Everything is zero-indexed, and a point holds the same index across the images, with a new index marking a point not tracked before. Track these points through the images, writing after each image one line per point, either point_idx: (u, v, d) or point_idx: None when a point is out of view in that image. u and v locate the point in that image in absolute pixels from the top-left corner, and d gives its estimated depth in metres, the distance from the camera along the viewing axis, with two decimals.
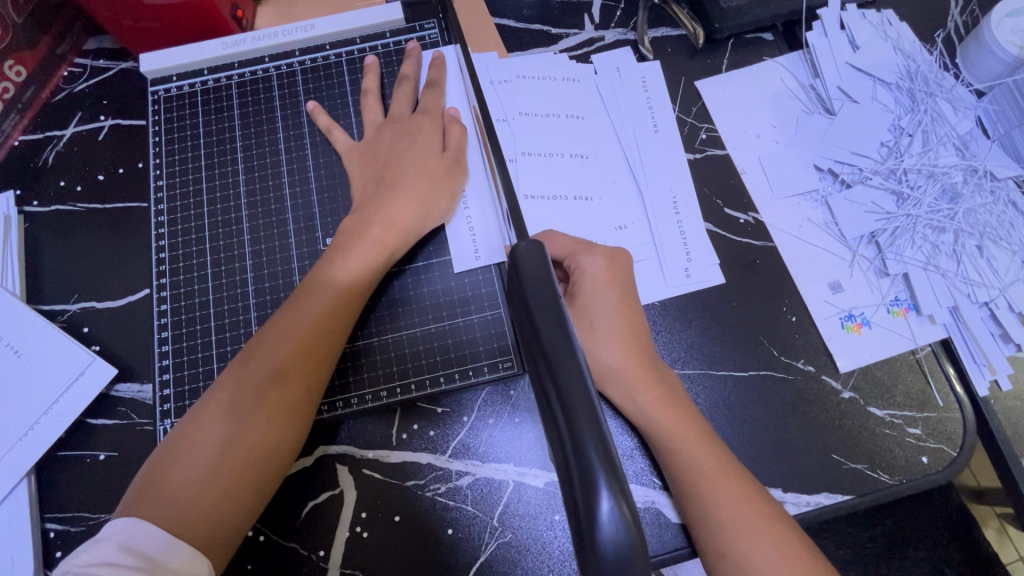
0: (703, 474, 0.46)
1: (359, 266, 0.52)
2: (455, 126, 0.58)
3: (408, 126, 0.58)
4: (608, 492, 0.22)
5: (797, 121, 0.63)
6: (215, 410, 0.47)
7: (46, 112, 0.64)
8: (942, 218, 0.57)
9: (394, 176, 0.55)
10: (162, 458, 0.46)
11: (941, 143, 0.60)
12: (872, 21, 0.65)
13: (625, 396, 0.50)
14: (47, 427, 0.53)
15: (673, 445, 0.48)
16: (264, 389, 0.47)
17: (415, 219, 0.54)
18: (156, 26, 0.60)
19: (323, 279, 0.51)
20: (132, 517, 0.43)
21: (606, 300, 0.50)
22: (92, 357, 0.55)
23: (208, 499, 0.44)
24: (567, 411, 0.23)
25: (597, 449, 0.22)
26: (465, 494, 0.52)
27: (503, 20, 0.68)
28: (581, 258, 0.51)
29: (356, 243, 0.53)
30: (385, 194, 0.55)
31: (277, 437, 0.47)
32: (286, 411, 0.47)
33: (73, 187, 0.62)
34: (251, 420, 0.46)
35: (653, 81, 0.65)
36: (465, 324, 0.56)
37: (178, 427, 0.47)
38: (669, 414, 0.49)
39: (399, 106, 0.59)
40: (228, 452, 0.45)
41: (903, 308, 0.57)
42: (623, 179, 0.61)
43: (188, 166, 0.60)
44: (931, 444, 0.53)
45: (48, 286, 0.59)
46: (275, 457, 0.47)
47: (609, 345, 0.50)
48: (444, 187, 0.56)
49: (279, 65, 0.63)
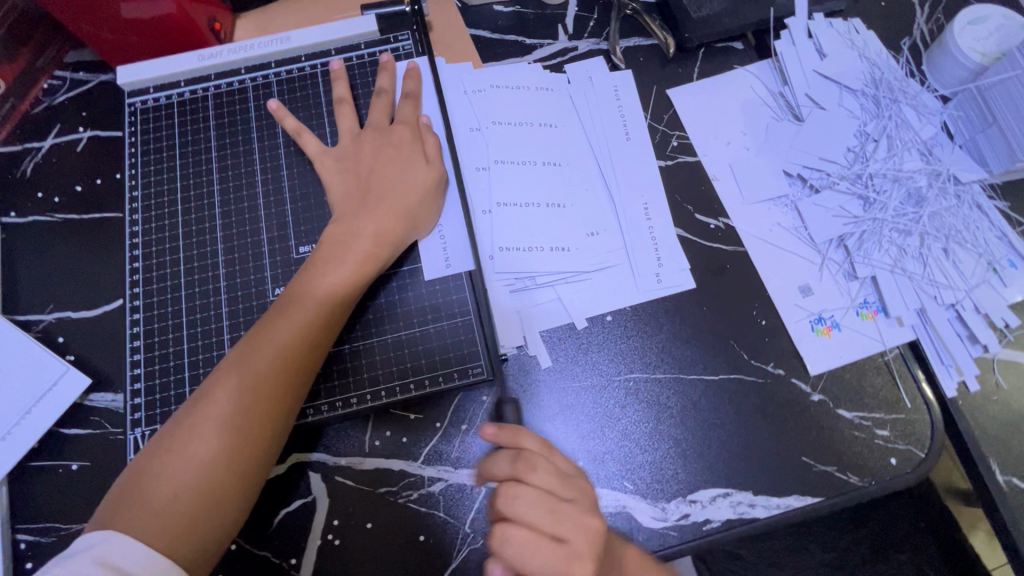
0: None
1: (342, 278, 0.52)
2: (429, 136, 0.58)
3: (388, 134, 0.59)
4: None
5: (766, 128, 0.64)
6: (197, 422, 0.47)
7: (24, 124, 0.64)
8: (907, 222, 0.58)
9: (377, 189, 0.56)
10: (142, 472, 0.45)
11: (905, 148, 0.61)
12: (839, 31, 0.66)
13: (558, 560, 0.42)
14: (19, 438, 0.53)
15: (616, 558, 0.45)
16: (244, 403, 0.47)
17: (396, 230, 0.55)
18: (133, 39, 0.61)
19: (306, 291, 0.52)
20: (110, 532, 0.43)
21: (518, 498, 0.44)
22: (66, 367, 0.55)
23: (192, 513, 0.44)
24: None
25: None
26: (437, 501, 0.52)
27: (478, 31, 0.69)
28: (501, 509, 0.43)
29: (335, 253, 0.53)
30: (368, 207, 0.55)
31: (262, 447, 0.47)
32: (267, 424, 0.48)
33: (51, 199, 0.62)
34: (231, 434, 0.46)
35: (625, 90, 0.66)
36: (437, 330, 0.56)
37: (160, 437, 0.47)
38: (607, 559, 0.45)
39: (376, 116, 0.60)
40: (212, 464, 0.46)
41: (871, 310, 0.57)
42: (595, 186, 0.62)
43: (164, 176, 0.61)
44: (901, 446, 0.53)
45: (24, 297, 0.59)
46: (258, 469, 0.47)
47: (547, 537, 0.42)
48: (426, 199, 0.57)
49: (256, 77, 0.64)
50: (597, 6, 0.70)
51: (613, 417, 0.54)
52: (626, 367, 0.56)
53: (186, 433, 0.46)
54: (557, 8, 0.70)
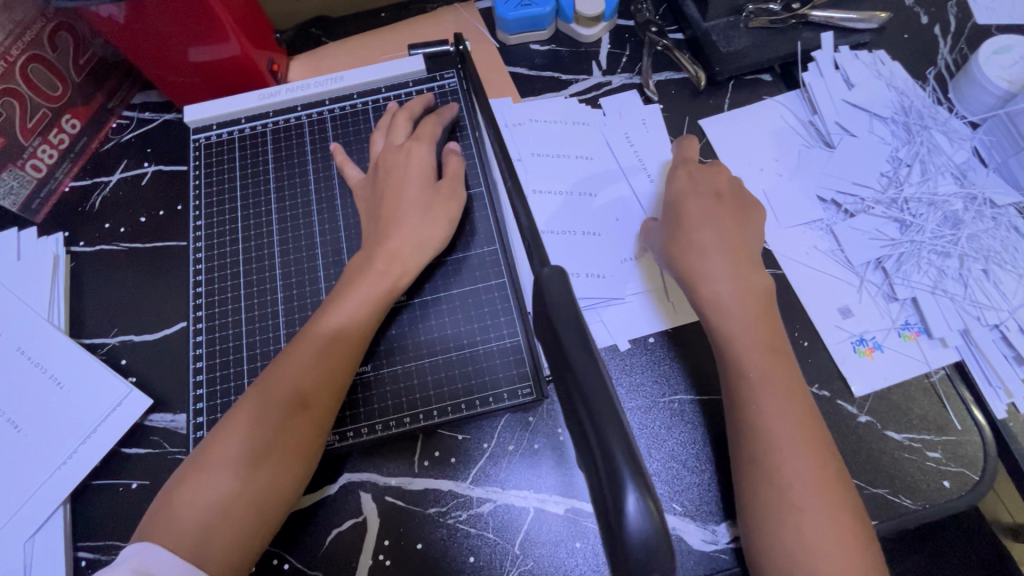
0: (786, 453, 0.46)
1: (359, 310, 0.54)
2: (452, 158, 0.62)
3: (401, 153, 0.61)
4: (635, 490, 0.23)
5: (798, 155, 0.66)
6: (225, 442, 0.48)
7: (95, 160, 0.69)
8: (945, 244, 0.60)
9: (387, 212, 0.58)
10: (172, 490, 0.47)
11: (939, 173, 0.63)
12: (865, 62, 0.69)
13: (713, 288, 0.53)
14: (84, 456, 0.55)
15: (758, 421, 0.48)
16: (259, 439, 0.48)
17: (415, 250, 0.57)
18: (197, 80, 0.66)
19: (317, 326, 0.53)
20: (144, 542, 0.44)
21: (701, 200, 0.57)
22: (130, 389, 0.57)
23: (220, 532, 0.45)
24: (596, 427, 0.25)
25: (622, 452, 0.24)
26: (486, 521, 0.53)
27: (517, 69, 0.73)
28: (675, 172, 0.61)
29: (361, 278, 0.55)
30: (386, 228, 0.58)
31: (287, 469, 0.48)
32: (294, 447, 0.49)
33: (118, 229, 0.66)
34: (239, 471, 0.47)
35: (638, 137, 0.68)
36: (485, 351, 0.57)
37: (179, 470, 0.49)
38: (768, 356, 0.50)
39: (390, 137, 0.63)
40: (241, 484, 0.47)
41: (914, 331, 0.58)
42: (632, 211, 0.64)
43: (225, 206, 0.64)
44: (953, 468, 0.53)
45: (91, 322, 0.62)
46: (282, 493, 0.48)
47: (697, 244, 0.55)
48: (438, 213, 0.59)
49: (311, 113, 0.68)
50: (629, 44, 0.74)
51: (659, 437, 0.55)
52: (671, 389, 0.56)
53: (214, 452, 0.48)
54: (591, 46, 0.74)
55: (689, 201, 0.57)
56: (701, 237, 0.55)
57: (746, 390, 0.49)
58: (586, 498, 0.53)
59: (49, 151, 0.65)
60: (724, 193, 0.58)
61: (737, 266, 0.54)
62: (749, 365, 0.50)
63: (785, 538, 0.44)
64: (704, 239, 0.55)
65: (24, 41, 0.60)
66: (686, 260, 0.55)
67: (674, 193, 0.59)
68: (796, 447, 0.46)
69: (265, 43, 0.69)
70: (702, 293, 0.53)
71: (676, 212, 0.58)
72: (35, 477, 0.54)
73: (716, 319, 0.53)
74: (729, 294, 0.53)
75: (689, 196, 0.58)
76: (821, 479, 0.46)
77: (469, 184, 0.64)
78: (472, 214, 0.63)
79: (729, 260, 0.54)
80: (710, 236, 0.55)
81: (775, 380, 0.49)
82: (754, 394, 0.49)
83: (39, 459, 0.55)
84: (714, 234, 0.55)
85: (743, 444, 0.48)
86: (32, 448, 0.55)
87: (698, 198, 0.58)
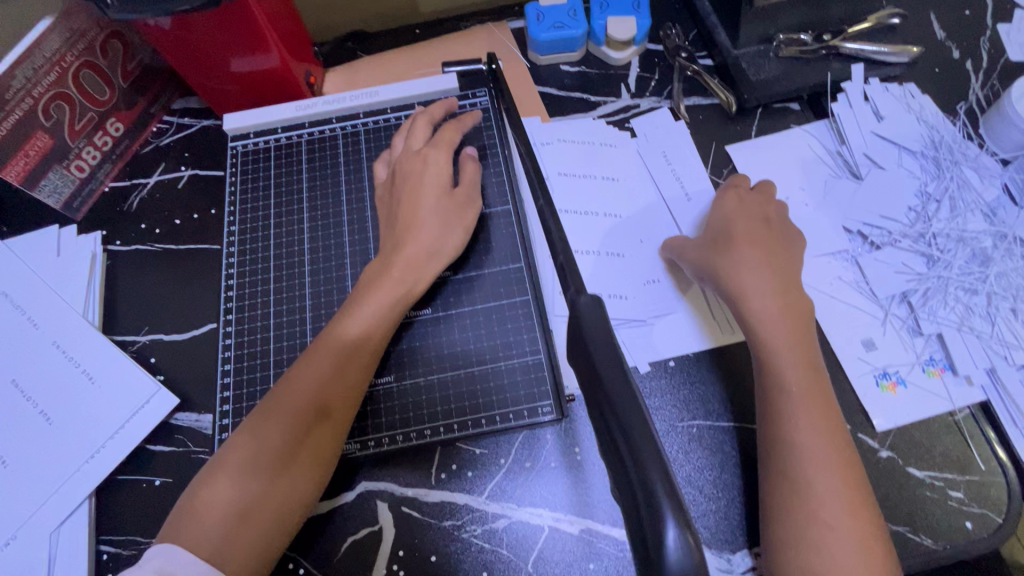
0: (819, 474, 0.46)
1: (379, 316, 0.55)
2: (469, 163, 0.63)
3: (418, 157, 0.62)
4: (676, 524, 0.23)
5: (825, 185, 0.66)
6: (246, 446, 0.49)
7: (134, 162, 0.71)
8: (973, 280, 0.59)
9: (404, 219, 0.59)
10: (194, 491, 0.48)
11: (968, 210, 0.63)
12: (894, 95, 0.69)
13: (754, 305, 0.53)
14: (112, 451, 0.57)
15: (794, 440, 0.48)
16: (280, 443, 0.49)
17: (430, 259, 0.58)
18: (235, 88, 0.68)
19: (338, 332, 0.54)
20: (167, 541, 0.45)
21: (746, 221, 0.58)
22: (158, 387, 0.59)
23: (241, 534, 0.46)
24: (635, 457, 0.25)
25: (663, 485, 0.24)
26: (500, 538, 0.53)
27: (546, 88, 0.75)
28: (722, 192, 0.61)
29: (382, 286, 0.56)
30: (406, 232, 0.59)
31: (307, 473, 0.49)
32: (314, 451, 0.50)
33: (153, 230, 0.68)
34: (260, 474, 0.48)
35: (675, 154, 0.69)
36: (507, 367, 0.58)
37: (201, 471, 0.50)
38: (806, 378, 0.50)
39: (409, 142, 0.64)
40: (262, 487, 0.48)
41: (939, 367, 0.57)
42: (656, 234, 0.65)
43: (259, 212, 0.66)
44: (975, 509, 0.52)
45: (123, 319, 0.64)
46: (302, 495, 0.49)
47: (738, 262, 0.55)
48: (456, 223, 0.60)
49: (345, 126, 0.70)
50: (658, 68, 0.75)
51: (676, 461, 0.55)
52: (688, 414, 0.56)
53: (236, 455, 0.49)
54: (620, 69, 0.75)
55: (734, 221, 0.58)
56: (744, 255, 0.55)
57: (784, 409, 0.49)
58: (601, 520, 0.53)
59: (93, 152, 0.68)
60: (771, 220, 0.58)
61: (779, 288, 0.54)
62: (789, 384, 0.50)
63: (811, 561, 0.44)
64: (749, 258, 0.55)
65: (78, 48, 0.62)
66: (732, 276, 0.55)
67: (720, 212, 0.60)
68: (830, 471, 0.46)
69: (303, 55, 0.71)
70: (749, 308, 0.53)
71: (720, 230, 0.58)
72: (63, 469, 0.56)
73: (759, 337, 0.52)
74: (774, 310, 0.53)
75: (732, 215, 0.59)
76: (853, 505, 0.45)
77: (498, 200, 0.65)
78: (500, 230, 0.64)
79: (773, 281, 0.54)
80: (755, 257, 0.55)
81: (815, 401, 0.49)
82: (795, 416, 0.48)
83: (68, 452, 0.56)
84: (760, 255, 0.55)
85: (778, 463, 0.48)
86: (63, 441, 0.57)
87: (741, 219, 0.58)
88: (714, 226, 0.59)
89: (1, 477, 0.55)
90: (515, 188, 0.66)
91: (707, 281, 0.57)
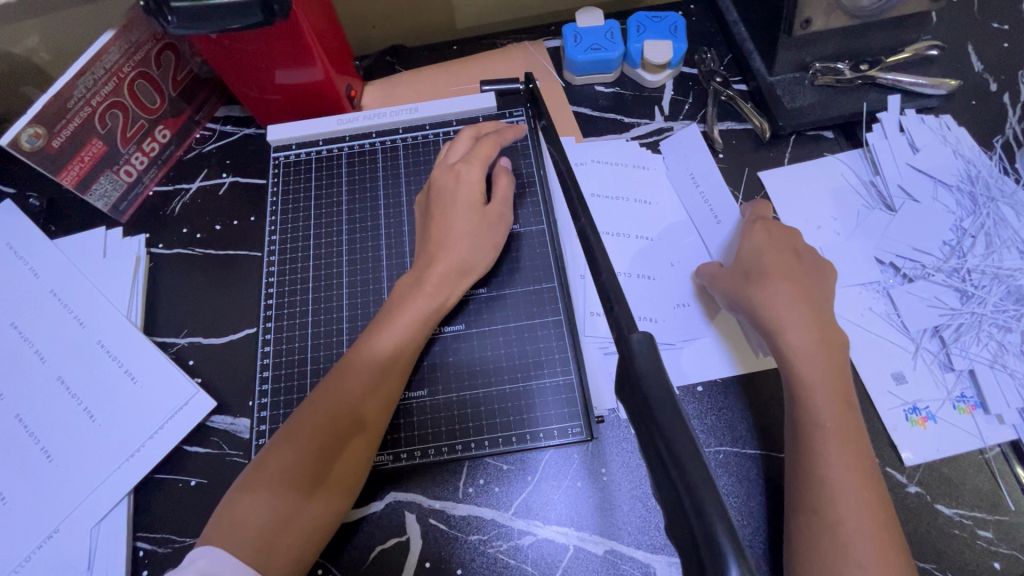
0: (850, 510, 0.46)
1: (412, 331, 0.57)
2: (503, 177, 0.64)
3: (452, 173, 0.63)
4: (737, 566, 0.23)
5: (858, 215, 0.66)
6: (283, 456, 0.50)
7: (178, 168, 0.73)
8: (1007, 318, 0.59)
9: (440, 233, 0.61)
10: (233, 498, 0.49)
11: (1004, 247, 0.63)
12: (931, 127, 0.69)
13: (787, 336, 0.54)
14: (151, 450, 0.58)
15: (825, 473, 0.48)
16: (317, 453, 0.50)
17: (462, 276, 0.60)
18: (277, 99, 0.70)
19: (371, 345, 0.55)
20: (208, 544, 0.47)
21: (776, 252, 0.59)
22: (196, 390, 0.60)
23: (279, 542, 0.47)
24: (696, 502, 0.25)
25: (722, 527, 0.25)
26: (525, 554, 0.54)
27: (581, 108, 0.76)
28: (753, 222, 0.62)
29: (416, 299, 0.58)
30: (442, 247, 0.60)
31: (342, 484, 0.51)
32: (349, 463, 0.51)
33: (194, 234, 0.70)
34: (298, 484, 0.49)
35: (703, 175, 0.69)
36: (538, 386, 0.59)
37: (240, 478, 0.51)
38: (837, 413, 0.50)
39: (448, 154, 0.65)
40: (300, 496, 0.49)
41: (969, 405, 0.57)
42: (687, 257, 0.66)
43: (299, 223, 0.68)
44: (1004, 550, 0.52)
45: (163, 321, 0.66)
46: (337, 505, 0.51)
47: (770, 294, 0.56)
48: (487, 239, 0.61)
49: (385, 140, 0.72)
50: (692, 92, 0.75)
51: None
52: (715, 440, 0.57)
53: (273, 464, 0.50)
54: (655, 92, 0.76)
55: (767, 252, 0.59)
56: (776, 287, 0.56)
57: (814, 443, 0.49)
58: (626, 542, 0.54)
59: (141, 158, 0.70)
60: (801, 252, 0.59)
61: (812, 319, 0.54)
62: (819, 419, 0.50)
63: None
64: (782, 290, 0.56)
65: (135, 60, 0.64)
66: (765, 308, 0.55)
67: (750, 241, 0.60)
68: (859, 503, 0.47)
69: (345, 70, 0.73)
70: (781, 340, 0.54)
71: (752, 260, 0.59)
72: (104, 466, 0.58)
73: (791, 367, 0.53)
74: (805, 343, 0.53)
75: (764, 245, 0.60)
76: (881, 538, 0.46)
77: (532, 220, 0.66)
78: (533, 249, 0.65)
79: (806, 312, 0.55)
80: (788, 288, 0.56)
81: (846, 436, 0.49)
82: (825, 447, 0.49)
83: (110, 449, 0.58)
84: (792, 287, 0.56)
85: (808, 494, 0.48)
86: (105, 438, 0.59)
87: (772, 250, 0.59)
88: (746, 255, 0.59)
89: (46, 471, 0.57)
90: (549, 207, 0.67)
91: (738, 310, 0.58)
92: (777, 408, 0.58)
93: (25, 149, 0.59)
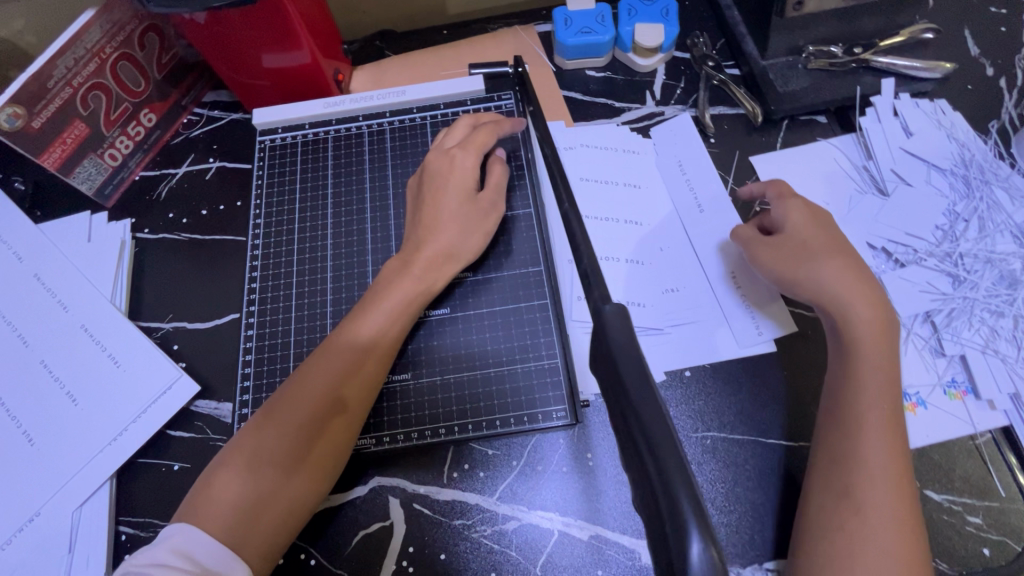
0: (880, 491, 0.46)
1: (396, 314, 0.56)
2: (497, 166, 0.64)
3: (446, 157, 0.62)
4: (699, 537, 0.23)
5: (850, 200, 0.65)
6: (261, 435, 0.50)
7: (164, 152, 0.72)
8: (1000, 303, 0.59)
9: (428, 217, 0.60)
10: (209, 476, 0.49)
11: (997, 231, 0.62)
12: (925, 111, 0.68)
13: (848, 316, 0.53)
14: (134, 434, 0.58)
15: (861, 453, 0.48)
16: (295, 434, 0.50)
17: (449, 260, 0.59)
18: (265, 83, 0.69)
19: (354, 327, 0.55)
20: (184, 521, 0.47)
21: (819, 233, 0.58)
22: (179, 374, 0.60)
23: (254, 520, 0.47)
24: (663, 476, 0.25)
25: (688, 498, 0.24)
26: (509, 539, 0.53)
27: (571, 93, 0.75)
28: (789, 198, 0.61)
29: (401, 281, 0.57)
30: (430, 230, 0.59)
31: (320, 465, 0.50)
32: (328, 444, 0.51)
33: (180, 219, 0.69)
34: (276, 463, 0.49)
35: (689, 163, 0.68)
36: (523, 371, 0.58)
37: (218, 457, 0.51)
38: (885, 394, 0.50)
39: (444, 139, 0.65)
40: (276, 476, 0.48)
41: (960, 391, 0.56)
42: (677, 241, 0.65)
43: (284, 207, 0.67)
44: (993, 536, 0.51)
45: (148, 306, 0.65)
46: (315, 486, 0.50)
47: (828, 273, 0.55)
48: (474, 223, 0.61)
49: (371, 124, 0.71)
50: (684, 76, 0.74)
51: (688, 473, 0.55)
52: (702, 426, 0.56)
53: (251, 442, 0.50)
54: (646, 76, 0.75)
55: (812, 233, 0.58)
56: (832, 267, 0.55)
57: (854, 423, 0.49)
58: (611, 527, 0.53)
59: (126, 142, 0.69)
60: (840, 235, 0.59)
61: (865, 298, 0.54)
62: (866, 399, 0.50)
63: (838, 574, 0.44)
64: (836, 271, 0.55)
65: (117, 40, 0.64)
66: (826, 288, 0.55)
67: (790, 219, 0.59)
68: (891, 485, 0.46)
69: (333, 54, 0.72)
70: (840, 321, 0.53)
71: (796, 238, 0.58)
72: (87, 450, 0.57)
73: (850, 348, 0.52)
74: (865, 324, 0.53)
75: (808, 225, 0.59)
76: (900, 519, 0.45)
77: (520, 204, 0.66)
78: (521, 233, 0.64)
79: (867, 294, 0.54)
80: (839, 270, 0.55)
81: (891, 417, 0.49)
82: (860, 426, 0.49)
83: (93, 434, 0.58)
84: (846, 267, 0.55)
85: (838, 473, 0.48)
86: (88, 422, 0.58)
87: (817, 230, 0.58)
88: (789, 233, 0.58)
89: (27, 454, 0.57)
90: (537, 191, 0.66)
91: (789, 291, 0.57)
92: (764, 394, 0.57)
93: (5, 129, 0.59)
